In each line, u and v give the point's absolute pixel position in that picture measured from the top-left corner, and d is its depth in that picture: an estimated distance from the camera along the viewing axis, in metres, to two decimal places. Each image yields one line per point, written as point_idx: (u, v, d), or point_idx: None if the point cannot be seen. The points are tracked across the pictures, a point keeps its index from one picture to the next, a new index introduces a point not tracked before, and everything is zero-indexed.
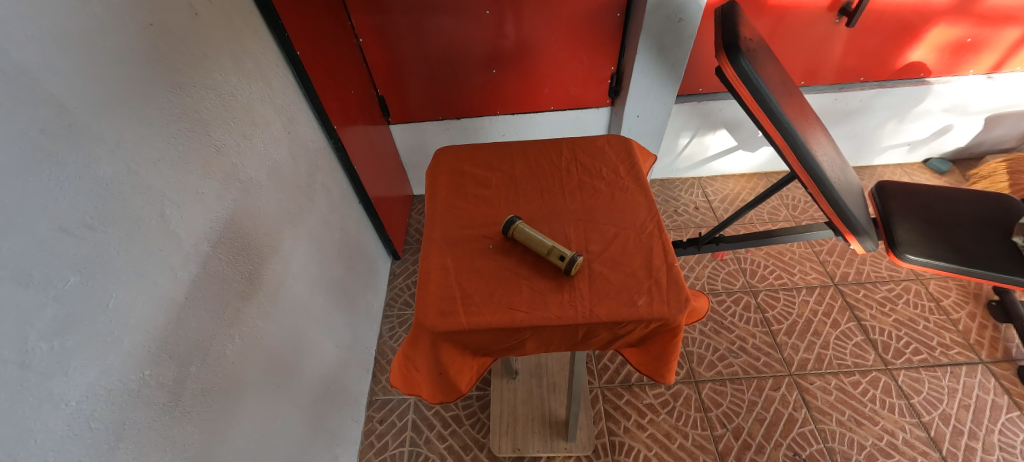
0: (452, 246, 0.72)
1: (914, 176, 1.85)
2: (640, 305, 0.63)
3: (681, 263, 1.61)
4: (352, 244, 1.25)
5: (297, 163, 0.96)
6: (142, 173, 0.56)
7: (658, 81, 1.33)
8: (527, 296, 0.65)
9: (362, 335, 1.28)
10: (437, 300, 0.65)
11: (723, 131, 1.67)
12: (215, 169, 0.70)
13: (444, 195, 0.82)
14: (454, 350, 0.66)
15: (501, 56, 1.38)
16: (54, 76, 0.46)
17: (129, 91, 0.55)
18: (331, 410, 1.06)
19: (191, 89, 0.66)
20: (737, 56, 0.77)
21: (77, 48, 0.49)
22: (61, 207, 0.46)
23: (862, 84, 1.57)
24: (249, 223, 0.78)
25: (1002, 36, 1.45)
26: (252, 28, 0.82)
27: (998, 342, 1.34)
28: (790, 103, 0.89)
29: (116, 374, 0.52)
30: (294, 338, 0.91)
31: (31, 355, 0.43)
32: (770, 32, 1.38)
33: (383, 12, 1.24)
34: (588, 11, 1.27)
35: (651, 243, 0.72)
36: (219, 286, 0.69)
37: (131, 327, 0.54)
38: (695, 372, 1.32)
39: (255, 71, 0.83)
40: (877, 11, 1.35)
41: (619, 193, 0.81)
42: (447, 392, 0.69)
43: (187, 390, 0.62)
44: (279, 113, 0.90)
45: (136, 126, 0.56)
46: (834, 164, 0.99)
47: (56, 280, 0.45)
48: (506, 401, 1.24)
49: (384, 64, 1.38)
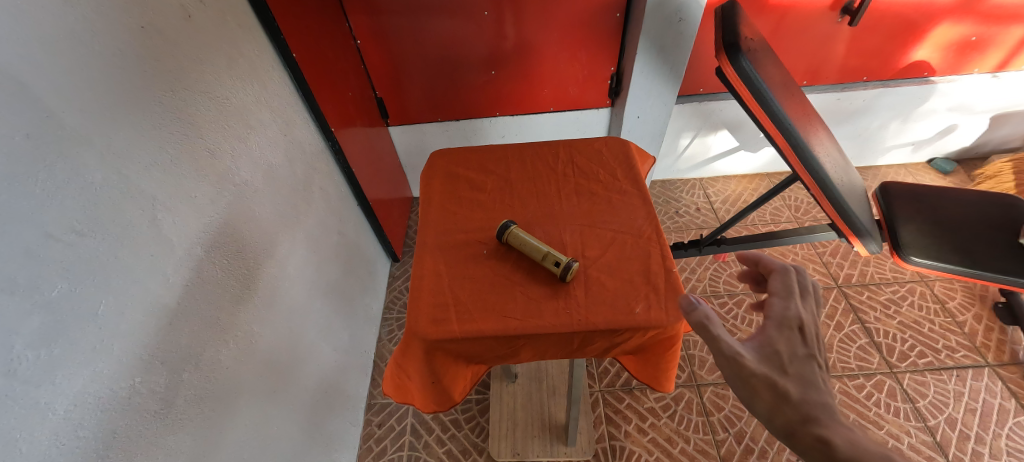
0: (445, 252, 0.71)
1: (918, 176, 1.83)
2: (638, 313, 0.62)
3: (682, 265, 1.60)
4: (350, 246, 1.25)
5: (294, 166, 0.96)
6: (133, 178, 0.56)
7: (659, 81, 1.32)
8: (522, 303, 0.64)
9: (360, 338, 1.27)
10: (430, 307, 0.64)
11: (725, 132, 1.65)
12: (209, 173, 0.69)
13: (438, 199, 0.81)
14: (447, 359, 0.65)
15: (500, 56, 1.37)
16: (42, 80, 0.45)
17: (119, 94, 0.54)
18: (329, 414, 1.05)
19: (184, 92, 0.65)
20: (737, 56, 0.76)
21: (65, 49, 0.48)
22: (50, 213, 0.46)
23: (866, 84, 1.55)
24: (242, 227, 0.77)
25: (1007, 35, 1.43)
26: (247, 30, 0.81)
27: (1004, 345, 1.32)
28: (791, 104, 0.87)
29: (105, 382, 0.51)
30: (291, 342, 0.90)
31: (17, 363, 0.42)
32: (771, 31, 1.37)
33: (380, 13, 1.24)
34: (588, 12, 1.26)
35: (649, 248, 0.70)
36: (212, 291, 0.68)
37: (121, 335, 0.53)
38: (696, 375, 1.30)
39: (251, 73, 0.82)
40: (880, 11, 1.34)
41: (617, 196, 0.80)
42: (440, 401, 0.68)
43: (180, 397, 0.61)
44: (274, 115, 0.89)
45: (126, 129, 0.55)
46: (837, 165, 0.97)
47: (43, 287, 0.45)
48: (505, 405, 1.23)
49: (382, 65, 1.37)
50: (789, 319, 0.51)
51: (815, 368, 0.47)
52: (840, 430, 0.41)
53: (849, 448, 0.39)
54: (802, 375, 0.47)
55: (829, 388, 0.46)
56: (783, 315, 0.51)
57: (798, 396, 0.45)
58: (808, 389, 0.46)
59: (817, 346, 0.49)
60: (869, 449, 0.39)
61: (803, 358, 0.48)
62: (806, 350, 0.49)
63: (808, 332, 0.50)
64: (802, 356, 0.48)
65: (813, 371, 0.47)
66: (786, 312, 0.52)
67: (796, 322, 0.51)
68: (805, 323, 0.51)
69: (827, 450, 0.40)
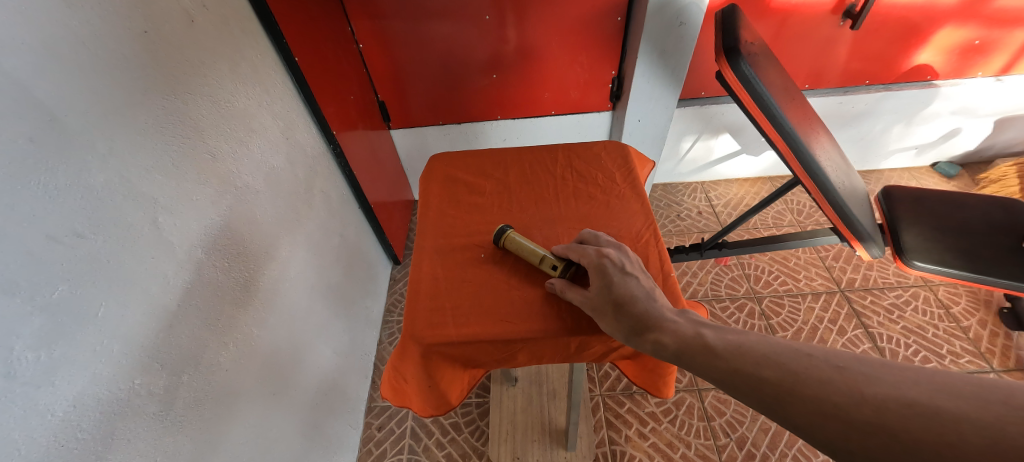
0: (443, 255, 0.71)
1: (922, 180, 1.82)
2: None
3: (684, 269, 1.59)
4: (351, 249, 1.25)
5: (295, 169, 0.96)
6: (135, 181, 0.56)
7: (660, 85, 1.32)
8: (519, 307, 0.64)
9: (360, 340, 1.27)
10: (427, 311, 0.64)
11: (727, 135, 1.65)
12: (210, 176, 0.70)
13: (437, 203, 0.81)
14: (444, 362, 0.65)
15: (502, 60, 1.37)
16: (46, 85, 0.46)
17: (122, 98, 0.55)
18: (328, 417, 1.05)
19: (186, 96, 0.66)
20: (737, 60, 0.76)
21: (68, 54, 0.49)
22: (50, 216, 0.46)
23: (868, 87, 1.55)
24: (244, 230, 0.77)
25: (1010, 38, 1.42)
26: (249, 33, 0.82)
27: (1010, 350, 1.31)
28: (792, 108, 0.87)
29: (105, 384, 0.51)
30: (291, 344, 0.90)
31: (16, 364, 0.43)
32: (773, 34, 1.37)
33: (383, 17, 1.24)
34: (589, 15, 1.27)
35: (647, 252, 0.70)
36: (214, 294, 0.69)
37: (121, 337, 0.53)
38: (698, 379, 1.30)
39: (253, 77, 0.83)
40: (882, 14, 1.33)
41: (615, 200, 0.80)
42: (437, 405, 0.68)
43: (179, 399, 0.61)
44: (276, 119, 0.89)
45: (128, 133, 0.55)
46: (839, 169, 0.97)
47: (43, 290, 0.45)
48: (505, 408, 1.22)
49: (384, 69, 1.38)
50: (594, 260, 0.61)
51: (632, 281, 0.58)
52: (668, 327, 0.52)
53: (674, 343, 0.50)
54: (626, 297, 0.56)
55: (648, 291, 0.57)
56: (589, 259, 0.62)
57: (629, 314, 0.55)
58: (633, 303, 0.56)
59: (623, 266, 0.60)
60: (686, 334, 0.50)
61: (620, 279, 0.58)
62: (620, 272, 0.59)
63: (614, 260, 0.61)
64: (619, 278, 0.58)
65: (631, 285, 0.57)
66: (591, 257, 0.62)
67: (600, 258, 0.61)
68: (607, 256, 0.61)
69: (661, 349, 0.51)
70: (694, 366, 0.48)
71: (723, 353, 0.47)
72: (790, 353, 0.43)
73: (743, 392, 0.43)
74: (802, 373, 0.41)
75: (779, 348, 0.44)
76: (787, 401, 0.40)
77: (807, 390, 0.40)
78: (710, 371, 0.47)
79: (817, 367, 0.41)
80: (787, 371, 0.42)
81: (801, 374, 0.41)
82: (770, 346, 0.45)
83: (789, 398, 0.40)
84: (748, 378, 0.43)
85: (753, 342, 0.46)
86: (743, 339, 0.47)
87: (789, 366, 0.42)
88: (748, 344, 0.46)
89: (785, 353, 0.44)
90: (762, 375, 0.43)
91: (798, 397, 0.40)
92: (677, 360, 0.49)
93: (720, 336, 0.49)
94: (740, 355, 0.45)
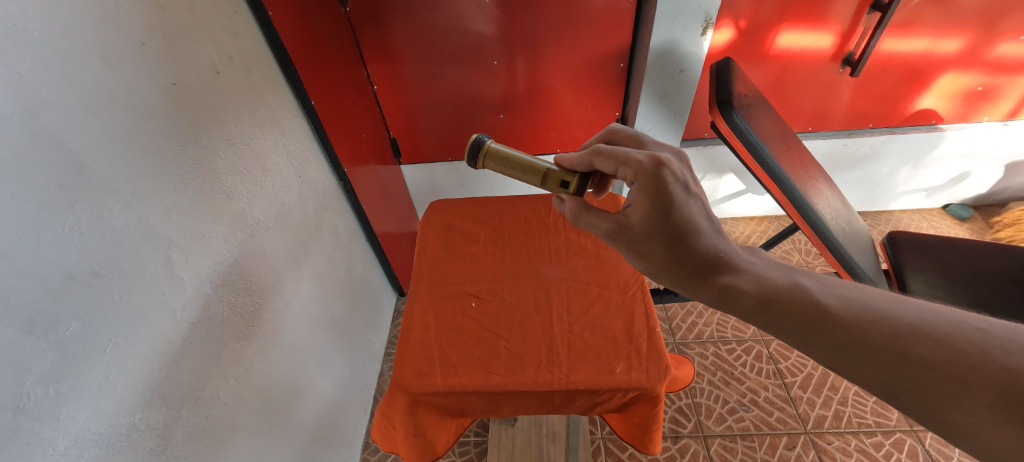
0: (435, 304, 0.74)
1: (934, 222, 1.80)
2: (617, 374, 0.63)
3: (690, 308, 1.57)
4: (356, 281, 1.27)
5: (305, 203, 1.00)
6: (152, 221, 0.59)
7: (662, 126, 1.36)
8: (505, 359, 0.66)
9: (361, 372, 1.28)
10: (415, 359, 0.66)
11: (732, 175, 1.67)
12: (225, 215, 0.74)
13: (433, 249, 0.84)
14: (432, 411, 0.66)
15: (511, 100, 1.43)
16: (81, 138, 0.50)
17: (147, 145, 0.59)
18: (323, 453, 1.04)
19: (207, 141, 0.70)
20: (730, 112, 0.81)
21: (102, 106, 0.53)
22: (72, 256, 0.49)
23: (872, 130, 1.56)
24: (253, 267, 0.80)
25: (1014, 84, 1.44)
26: (271, 82, 0.88)
27: None
28: (787, 157, 0.90)
29: (108, 418, 0.53)
30: (292, 379, 0.91)
31: (27, 399, 0.45)
32: (774, 80, 1.40)
33: (397, 61, 1.31)
34: (593, 60, 1.32)
35: (633, 306, 0.72)
36: (218, 328, 0.71)
37: (127, 371, 0.55)
38: (703, 425, 1.27)
39: (271, 120, 0.88)
40: (882, 61, 1.36)
41: (605, 250, 0.82)
42: (423, 453, 0.68)
43: (176, 434, 0.62)
44: (291, 159, 0.94)
45: (151, 178, 0.59)
46: (839, 215, 0.98)
47: (57, 327, 0.47)
48: (504, 449, 1.20)
49: (397, 109, 1.44)
50: (651, 169, 0.60)
51: (695, 205, 0.59)
52: (746, 274, 0.53)
53: (757, 288, 0.51)
54: (690, 226, 0.57)
55: (707, 219, 0.59)
56: (645, 167, 0.60)
57: (693, 245, 0.56)
58: (698, 235, 0.57)
59: (684, 182, 0.60)
60: (773, 282, 0.51)
61: (682, 199, 0.58)
62: (683, 192, 0.59)
63: (673, 172, 0.60)
64: (682, 199, 0.58)
65: (692, 209, 0.58)
66: (646, 166, 0.60)
67: (658, 168, 0.60)
68: (665, 166, 0.60)
69: (742, 295, 0.51)
70: (789, 318, 0.47)
71: (844, 316, 0.45)
72: (957, 328, 0.40)
73: (869, 373, 0.42)
74: (982, 357, 0.38)
75: (939, 320, 0.42)
76: (959, 389, 0.38)
77: (997, 380, 0.36)
78: (817, 333, 0.45)
79: (1003, 350, 0.37)
80: (957, 352, 0.39)
81: (980, 359, 0.38)
82: (920, 316, 0.42)
83: (962, 386, 0.37)
84: (893, 350, 0.41)
85: (894, 308, 0.44)
86: (871, 302, 0.45)
87: (962, 347, 0.39)
88: (884, 309, 0.44)
89: (950, 327, 0.40)
90: (916, 351, 0.40)
91: (980, 385, 0.37)
92: (761, 306, 0.50)
93: (831, 293, 0.48)
94: (872, 321, 0.44)
